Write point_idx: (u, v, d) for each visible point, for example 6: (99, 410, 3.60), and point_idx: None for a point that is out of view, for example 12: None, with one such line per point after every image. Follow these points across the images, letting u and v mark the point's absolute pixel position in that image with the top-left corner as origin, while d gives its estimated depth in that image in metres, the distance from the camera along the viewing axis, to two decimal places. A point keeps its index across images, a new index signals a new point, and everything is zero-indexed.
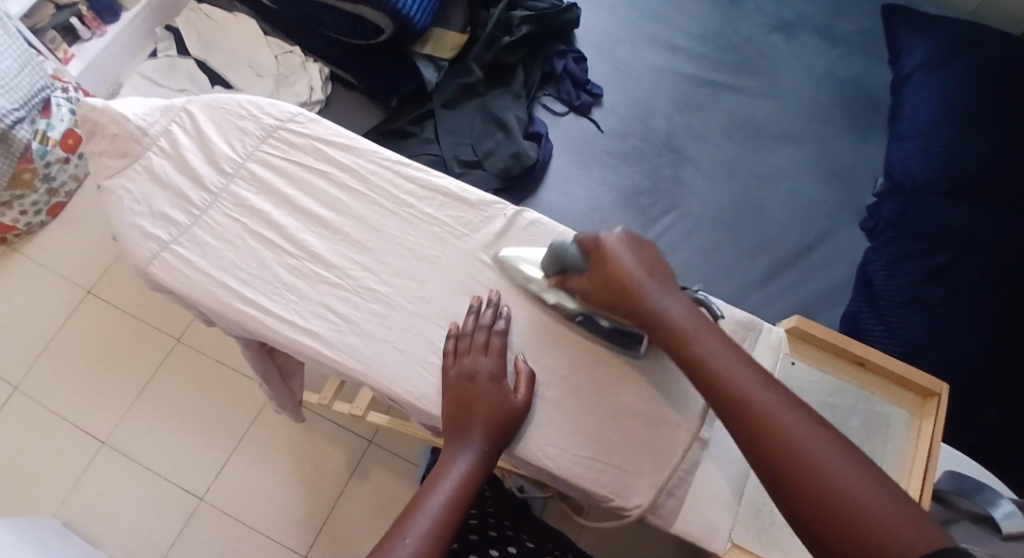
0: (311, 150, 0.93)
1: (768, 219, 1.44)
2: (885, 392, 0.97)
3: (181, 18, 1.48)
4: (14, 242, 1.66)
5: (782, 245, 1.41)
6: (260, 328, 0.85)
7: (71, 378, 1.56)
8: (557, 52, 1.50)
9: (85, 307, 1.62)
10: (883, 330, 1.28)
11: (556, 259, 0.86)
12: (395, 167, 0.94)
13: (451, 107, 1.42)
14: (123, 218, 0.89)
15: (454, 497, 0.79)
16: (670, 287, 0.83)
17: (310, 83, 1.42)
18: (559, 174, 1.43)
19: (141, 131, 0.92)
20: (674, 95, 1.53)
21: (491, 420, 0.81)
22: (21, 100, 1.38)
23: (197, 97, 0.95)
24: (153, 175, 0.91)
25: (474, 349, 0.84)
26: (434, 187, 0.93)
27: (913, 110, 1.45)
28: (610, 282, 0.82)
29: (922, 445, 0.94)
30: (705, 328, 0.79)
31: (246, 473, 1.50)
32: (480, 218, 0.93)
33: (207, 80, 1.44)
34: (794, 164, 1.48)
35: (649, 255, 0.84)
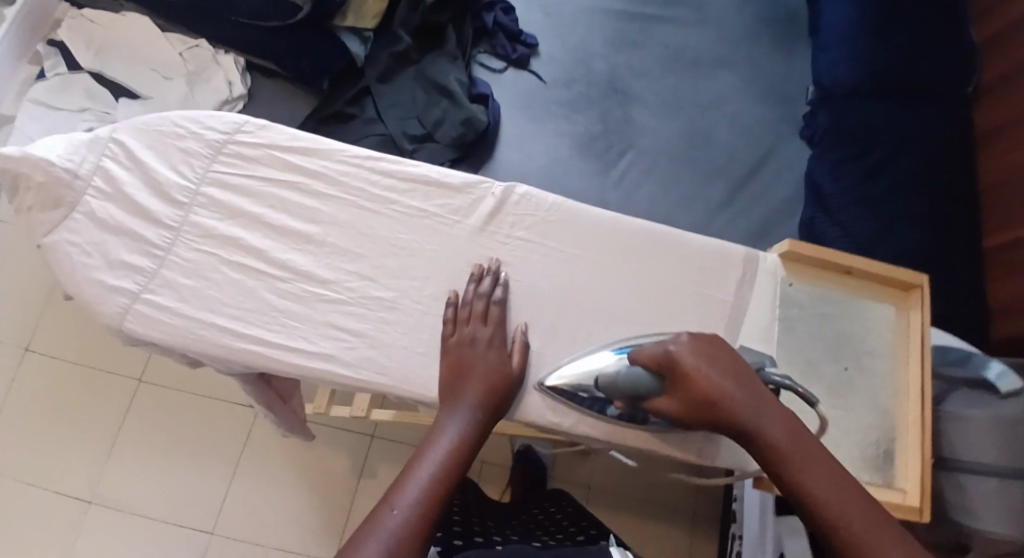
0: (269, 161, 0.85)
1: (722, 141, 1.38)
2: (870, 291, 0.89)
3: (63, 29, 1.31)
4: None
5: (740, 165, 1.36)
6: (265, 365, 0.78)
7: (32, 443, 1.44)
8: (485, 6, 1.42)
9: (26, 365, 1.48)
10: (839, 233, 1.24)
11: (627, 387, 0.77)
12: (367, 163, 0.86)
13: (387, 81, 1.33)
14: (75, 276, 0.79)
15: (448, 461, 0.74)
16: (759, 396, 0.74)
17: (228, 78, 1.29)
18: (510, 132, 1.35)
19: (70, 174, 0.80)
20: (607, 32, 1.46)
21: (488, 386, 0.78)
22: None
23: (123, 123, 0.84)
24: (98, 221, 0.80)
25: (474, 317, 0.80)
26: (412, 177, 0.86)
27: (829, 20, 1.40)
28: (694, 403, 0.74)
29: (913, 341, 0.87)
30: (800, 442, 0.72)
31: (252, 497, 1.44)
32: (468, 202, 0.86)
33: (110, 96, 1.28)
34: (736, 86, 1.42)
35: (731, 363, 0.75)
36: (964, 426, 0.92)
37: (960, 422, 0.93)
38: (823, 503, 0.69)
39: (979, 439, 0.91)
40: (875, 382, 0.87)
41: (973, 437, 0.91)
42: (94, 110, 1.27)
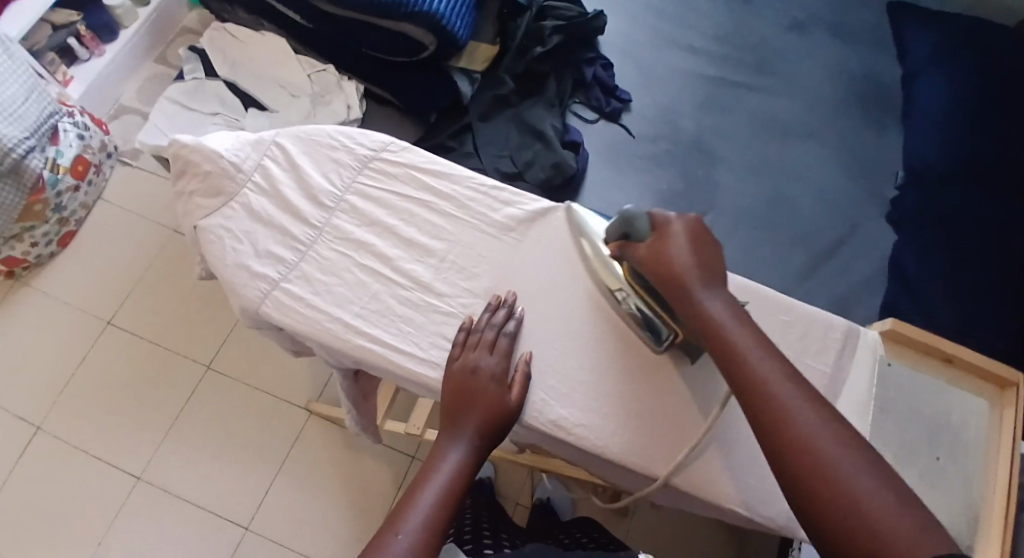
0: (408, 179, 0.92)
1: (805, 215, 1.44)
2: (969, 385, 1.01)
3: (205, 38, 1.42)
4: (20, 275, 1.61)
5: (822, 238, 1.42)
6: (378, 362, 0.85)
7: (98, 411, 1.53)
8: (586, 60, 1.50)
9: (106, 338, 1.58)
10: (920, 317, 1.30)
11: (623, 223, 0.84)
12: (493, 192, 0.93)
13: (486, 120, 1.42)
14: (224, 258, 0.87)
15: (447, 491, 0.79)
16: (719, 284, 0.79)
17: (348, 100, 1.37)
18: (596, 179, 1.44)
19: (234, 167, 0.89)
20: (697, 96, 1.54)
21: (489, 418, 0.82)
22: (32, 127, 1.41)
23: (285, 129, 0.92)
24: (251, 212, 0.88)
25: (481, 345, 0.84)
26: (535, 211, 0.92)
27: (925, 104, 1.49)
28: (664, 261, 0.80)
29: (1004, 432, 0.97)
30: (748, 327, 0.76)
31: (292, 497, 1.50)
32: (582, 239, 0.92)
33: (239, 103, 1.38)
34: (823, 162, 1.48)
35: (709, 250, 0.81)
36: None
37: None
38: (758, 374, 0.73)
39: None
40: (963, 465, 0.98)
41: None
42: (225, 115, 1.37)
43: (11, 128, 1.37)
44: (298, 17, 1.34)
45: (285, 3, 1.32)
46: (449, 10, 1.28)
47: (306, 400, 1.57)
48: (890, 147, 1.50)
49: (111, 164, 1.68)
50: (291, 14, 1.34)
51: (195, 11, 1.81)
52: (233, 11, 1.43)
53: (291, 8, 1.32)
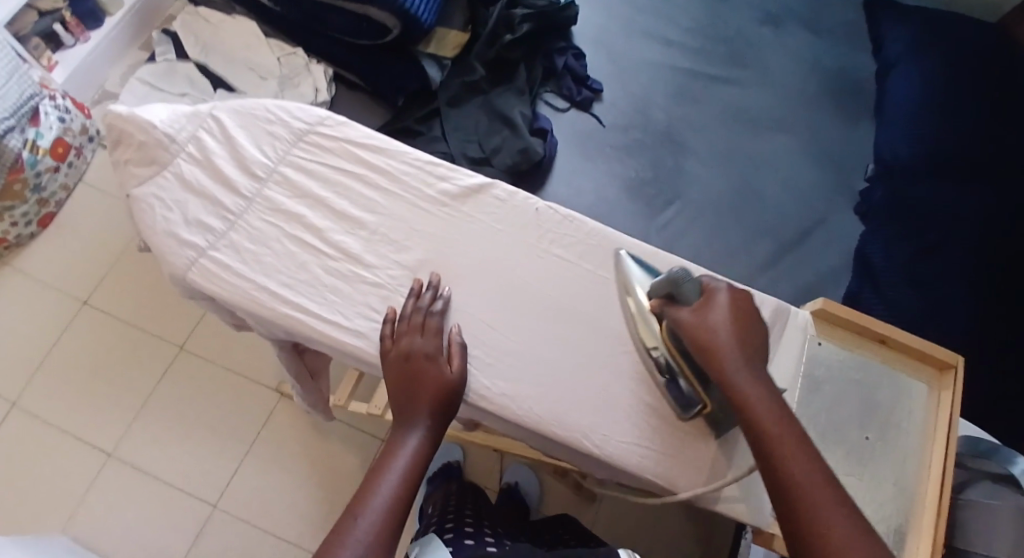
0: (343, 153, 0.92)
1: (773, 204, 1.41)
2: (906, 367, 0.97)
3: (178, 22, 1.39)
4: (1, 255, 1.63)
5: (789, 229, 1.39)
6: (303, 330, 0.85)
7: (72, 389, 1.56)
8: (558, 49, 1.50)
9: (83, 317, 1.61)
10: (883, 308, 1.29)
11: (669, 286, 0.81)
12: (428, 167, 0.92)
13: (455, 105, 1.42)
14: (154, 227, 0.87)
15: (407, 473, 0.78)
16: (756, 363, 0.77)
17: (315, 83, 1.36)
18: (564, 166, 1.43)
19: (168, 138, 0.89)
20: (670, 86, 1.52)
21: (434, 398, 0.81)
22: (11, 110, 1.43)
23: (223, 102, 0.92)
24: (182, 181, 0.88)
25: (411, 329, 0.83)
26: (469, 187, 0.91)
27: (897, 95, 1.46)
28: (704, 332, 0.77)
29: (940, 416, 0.94)
30: (780, 412, 0.75)
31: (257, 477, 1.51)
32: (516, 215, 0.91)
33: (209, 85, 1.36)
34: (792, 149, 1.46)
35: (755, 329, 0.79)
36: (985, 513, 0.95)
37: (981, 508, 0.96)
38: (784, 463, 0.72)
39: (1001, 525, 0.93)
40: (900, 449, 0.93)
41: (994, 526, 0.94)
42: (193, 96, 1.34)
43: None
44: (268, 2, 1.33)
45: None
46: None
47: (275, 382, 1.58)
48: (864, 139, 1.48)
49: (93, 147, 1.69)
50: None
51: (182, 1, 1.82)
52: None
53: None
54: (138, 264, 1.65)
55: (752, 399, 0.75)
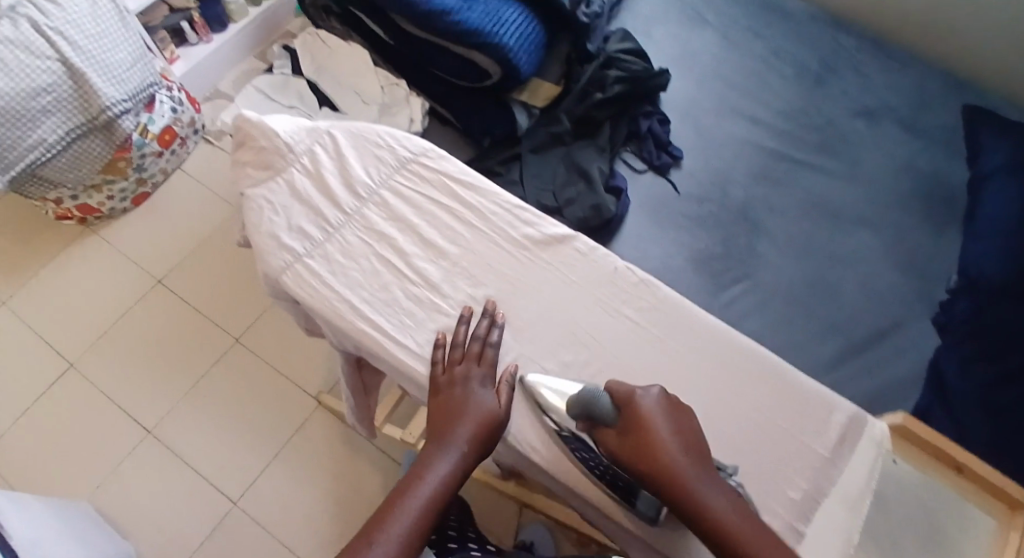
0: (438, 185, 0.99)
1: (847, 299, 1.47)
2: (976, 499, 1.24)
3: (299, 41, 1.52)
4: (92, 224, 1.76)
5: (863, 327, 1.44)
6: (371, 346, 0.91)
7: (131, 362, 1.65)
8: (643, 113, 1.57)
9: (154, 295, 1.71)
10: (948, 422, 1.36)
11: (584, 403, 0.84)
12: (515, 210, 0.98)
13: (537, 152, 1.50)
14: (260, 228, 0.95)
15: (430, 501, 0.83)
16: (708, 470, 0.81)
17: (411, 114, 1.45)
18: (633, 229, 1.51)
19: (287, 147, 0.98)
20: (754, 165, 1.59)
21: (476, 426, 0.85)
22: (132, 93, 1.57)
23: (341, 123, 1.01)
24: (293, 189, 0.97)
25: (467, 357, 0.89)
26: (551, 236, 0.96)
27: (992, 209, 1.51)
28: (642, 450, 0.81)
29: (1005, 546, 1.18)
30: (746, 520, 0.79)
31: (286, 481, 1.57)
32: (592, 269, 0.95)
33: (316, 101, 1.49)
34: (878, 247, 1.51)
35: (688, 426, 0.83)
36: None
37: None
38: None
39: None
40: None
41: None
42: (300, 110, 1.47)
43: (112, 88, 1.54)
44: (381, 33, 1.42)
45: (372, 17, 1.40)
46: (519, 46, 1.34)
47: (316, 391, 1.65)
48: (947, 252, 1.50)
49: (196, 140, 1.84)
50: (376, 29, 1.42)
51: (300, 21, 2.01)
52: (326, 20, 1.51)
53: (376, 22, 1.41)
54: (214, 253, 1.75)
55: (708, 505, 0.79)
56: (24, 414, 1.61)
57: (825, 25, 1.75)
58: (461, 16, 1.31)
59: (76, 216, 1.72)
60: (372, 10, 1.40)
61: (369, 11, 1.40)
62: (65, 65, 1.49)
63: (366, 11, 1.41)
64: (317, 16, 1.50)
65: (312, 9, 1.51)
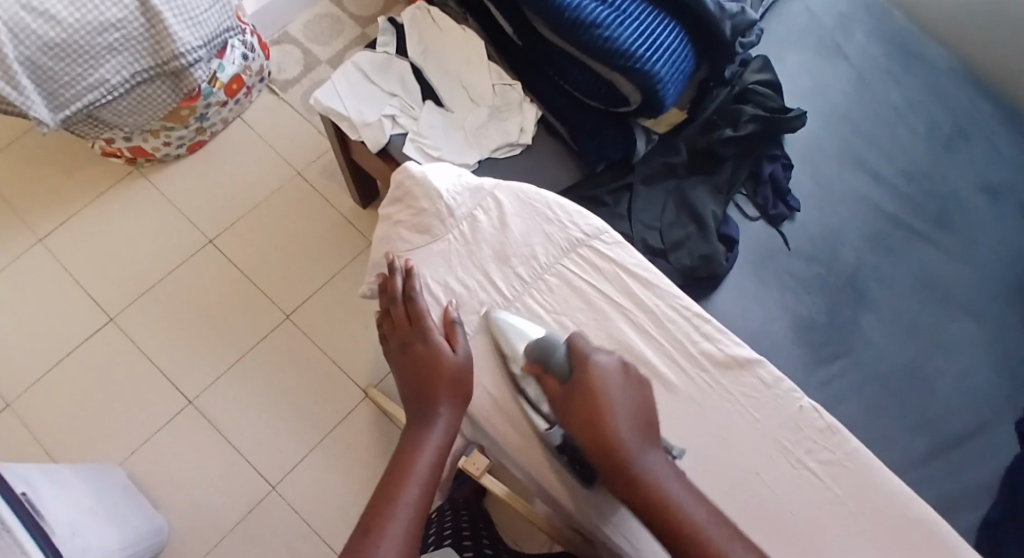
0: (612, 278, 1.03)
1: (943, 397, 1.28)
2: None
3: (407, 15, 1.41)
4: (142, 165, 1.63)
5: (954, 425, 1.26)
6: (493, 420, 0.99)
7: (169, 325, 1.52)
8: (769, 155, 1.40)
9: (203, 255, 1.57)
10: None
11: (542, 352, 0.95)
12: (692, 320, 1.01)
13: (648, 184, 1.35)
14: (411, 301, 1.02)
15: (430, 469, 0.92)
16: (652, 444, 0.91)
17: (522, 123, 1.34)
18: (736, 283, 1.32)
19: (448, 210, 1.05)
20: (868, 228, 1.39)
21: (450, 387, 0.96)
22: (205, 39, 1.41)
23: (505, 186, 1.07)
24: (447, 255, 1.04)
25: (407, 317, 1.00)
26: (730, 357, 1.00)
27: None
28: (589, 402, 0.91)
29: None
30: (694, 497, 0.87)
31: (312, 474, 1.44)
32: (772, 404, 0.98)
33: (420, 91, 1.37)
34: (978, 343, 1.32)
35: (640, 396, 0.93)
36: None
37: None
38: (696, 532, 0.85)
39: None
40: None
41: None
42: (402, 99, 1.35)
43: (187, 32, 1.38)
44: (510, 29, 1.33)
45: (502, 10, 1.31)
46: (670, 75, 1.24)
47: (365, 382, 1.50)
48: None
49: (260, 89, 1.70)
50: (502, 22, 1.33)
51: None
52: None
53: (506, 16, 1.32)
54: (270, 218, 1.61)
55: (650, 476, 0.88)
56: (47, 371, 1.48)
57: (962, 80, 1.53)
58: (611, 32, 1.22)
59: (125, 156, 1.58)
60: (505, 2, 1.30)
61: (501, 5, 1.31)
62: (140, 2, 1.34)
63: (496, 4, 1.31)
64: None
65: None
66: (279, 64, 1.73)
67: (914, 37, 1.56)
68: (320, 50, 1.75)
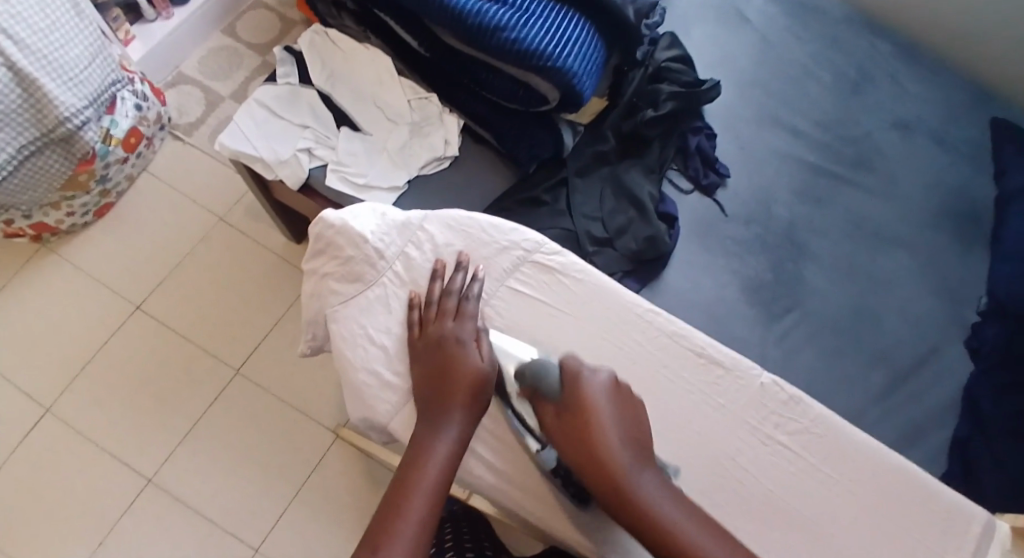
0: (560, 289, 1.02)
1: (891, 331, 1.30)
2: None
3: (305, 42, 1.35)
4: (49, 240, 1.53)
5: (906, 356, 1.28)
6: (475, 469, 0.94)
7: (108, 405, 1.43)
8: (693, 128, 1.40)
9: (132, 324, 1.48)
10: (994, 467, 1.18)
11: (535, 375, 0.90)
12: (645, 316, 1.01)
13: (583, 176, 1.34)
14: (356, 360, 0.97)
15: (439, 481, 0.87)
16: (649, 465, 0.86)
17: (446, 135, 1.30)
18: (682, 257, 1.32)
19: (378, 253, 1.00)
20: (795, 181, 1.40)
21: (466, 390, 0.91)
22: (93, 96, 1.34)
23: (432, 216, 1.04)
24: (385, 301, 0.99)
25: (443, 315, 0.96)
26: (686, 348, 1.00)
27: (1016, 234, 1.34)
28: (573, 430, 0.87)
29: None
30: (692, 518, 0.82)
31: (288, 528, 1.38)
32: (736, 386, 0.99)
33: (333, 119, 1.31)
34: (916, 274, 1.35)
35: (631, 413, 0.88)
36: None
37: None
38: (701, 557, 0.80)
39: None
40: None
41: None
42: (315, 130, 1.29)
43: (69, 95, 1.29)
44: (415, 43, 1.29)
45: (405, 26, 1.28)
46: (583, 69, 1.22)
47: (333, 422, 1.45)
48: (975, 271, 1.35)
49: (163, 136, 1.61)
50: (408, 38, 1.30)
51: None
52: (341, 19, 1.36)
53: (411, 31, 1.28)
54: (194, 272, 1.53)
55: (643, 498, 0.83)
56: None
57: (860, 23, 1.56)
58: (517, 34, 1.19)
59: (28, 234, 1.48)
60: (408, 17, 1.27)
61: (403, 21, 1.28)
62: (11, 69, 1.23)
63: (398, 20, 1.28)
64: (331, 15, 1.35)
65: (322, 5, 1.36)
66: (179, 107, 1.64)
67: None
68: (220, 85, 1.67)
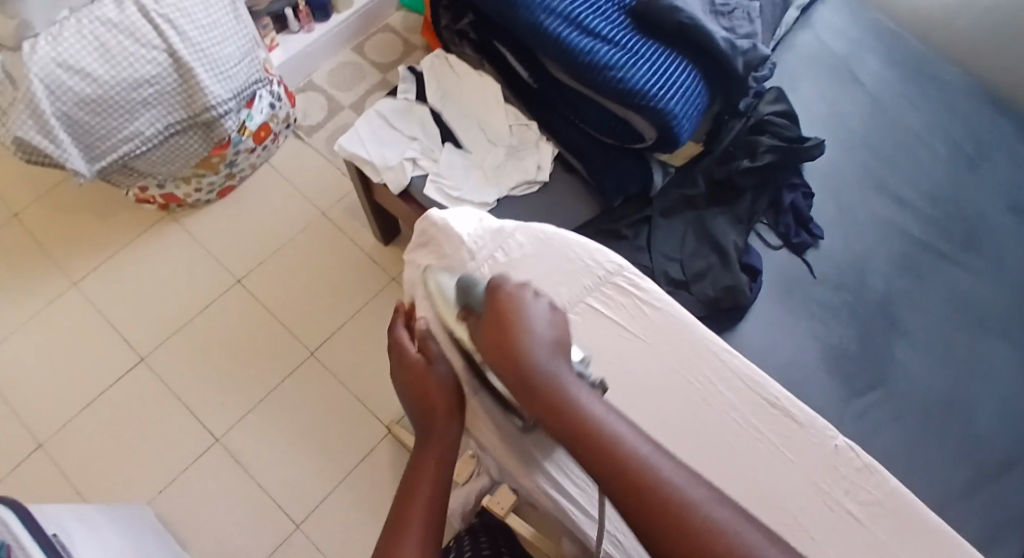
0: (641, 315, 1.02)
1: (982, 423, 1.24)
2: None
3: (427, 64, 1.45)
4: (175, 210, 1.68)
5: (993, 452, 1.22)
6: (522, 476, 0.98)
7: (197, 367, 1.55)
8: (789, 184, 1.38)
9: (231, 295, 1.61)
10: None
11: (465, 291, 0.91)
12: (725, 357, 1.00)
13: (668, 217, 1.35)
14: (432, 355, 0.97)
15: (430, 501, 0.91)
16: (565, 362, 0.86)
17: (539, 161, 1.37)
18: (765, 312, 1.29)
19: (471, 254, 0.99)
20: (894, 253, 1.36)
21: (441, 406, 0.94)
22: (236, 92, 1.48)
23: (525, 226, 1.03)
24: None
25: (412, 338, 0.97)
26: (763, 395, 0.99)
27: None
28: (497, 333, 0.86)
29: None
30: (606, 415, 0.83)
31: (341, 513, 1.44)
32: (812, 443, 0.98)
33: (439, 133, 1.40)
34: (1013, 367, 1.28)
35: (555, 324, 0.88)
36: None
37: None
38: (620, 448, 0.81)
39: None
40: None
41: None
42: (421, 141, 1.39)
43: (218, 85, 1.44)
44: (525, 73, 1.37)
45: (518, 57, 1.36)
46: (683, 111, 1.26)
47: (389, 419, 1.51)
48: None
49: (287, 134, 1.75)
50: (520, 69, 1.37)
51: (401, 12, 1.92)
52: (460, 46, 1.46)
53: (523, 63, 1.36)
54: (294, 260, 1.64)
55: (570, 396, 0.83)
56: (79, 413, 1.52)
57: (982, 102, 1.52)
58: (624, 73, 1.24)
59: (157, 202, 1.64)
60: (521, 49, 1.35)
61: (517, 52, 1.36)
62: (172, 57, 1.38)
63: (512, 50, 1.36)
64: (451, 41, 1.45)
65: (445, 31, 1.46)
66: (305, 110, 1.78)
67: (930, 60, 1.56)
68: (344, 96, 1.80)
